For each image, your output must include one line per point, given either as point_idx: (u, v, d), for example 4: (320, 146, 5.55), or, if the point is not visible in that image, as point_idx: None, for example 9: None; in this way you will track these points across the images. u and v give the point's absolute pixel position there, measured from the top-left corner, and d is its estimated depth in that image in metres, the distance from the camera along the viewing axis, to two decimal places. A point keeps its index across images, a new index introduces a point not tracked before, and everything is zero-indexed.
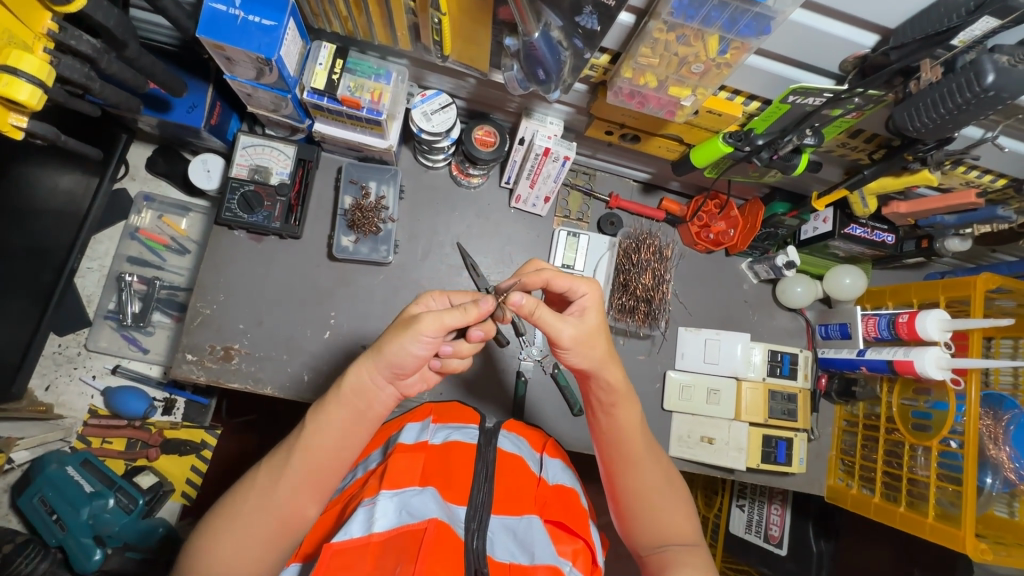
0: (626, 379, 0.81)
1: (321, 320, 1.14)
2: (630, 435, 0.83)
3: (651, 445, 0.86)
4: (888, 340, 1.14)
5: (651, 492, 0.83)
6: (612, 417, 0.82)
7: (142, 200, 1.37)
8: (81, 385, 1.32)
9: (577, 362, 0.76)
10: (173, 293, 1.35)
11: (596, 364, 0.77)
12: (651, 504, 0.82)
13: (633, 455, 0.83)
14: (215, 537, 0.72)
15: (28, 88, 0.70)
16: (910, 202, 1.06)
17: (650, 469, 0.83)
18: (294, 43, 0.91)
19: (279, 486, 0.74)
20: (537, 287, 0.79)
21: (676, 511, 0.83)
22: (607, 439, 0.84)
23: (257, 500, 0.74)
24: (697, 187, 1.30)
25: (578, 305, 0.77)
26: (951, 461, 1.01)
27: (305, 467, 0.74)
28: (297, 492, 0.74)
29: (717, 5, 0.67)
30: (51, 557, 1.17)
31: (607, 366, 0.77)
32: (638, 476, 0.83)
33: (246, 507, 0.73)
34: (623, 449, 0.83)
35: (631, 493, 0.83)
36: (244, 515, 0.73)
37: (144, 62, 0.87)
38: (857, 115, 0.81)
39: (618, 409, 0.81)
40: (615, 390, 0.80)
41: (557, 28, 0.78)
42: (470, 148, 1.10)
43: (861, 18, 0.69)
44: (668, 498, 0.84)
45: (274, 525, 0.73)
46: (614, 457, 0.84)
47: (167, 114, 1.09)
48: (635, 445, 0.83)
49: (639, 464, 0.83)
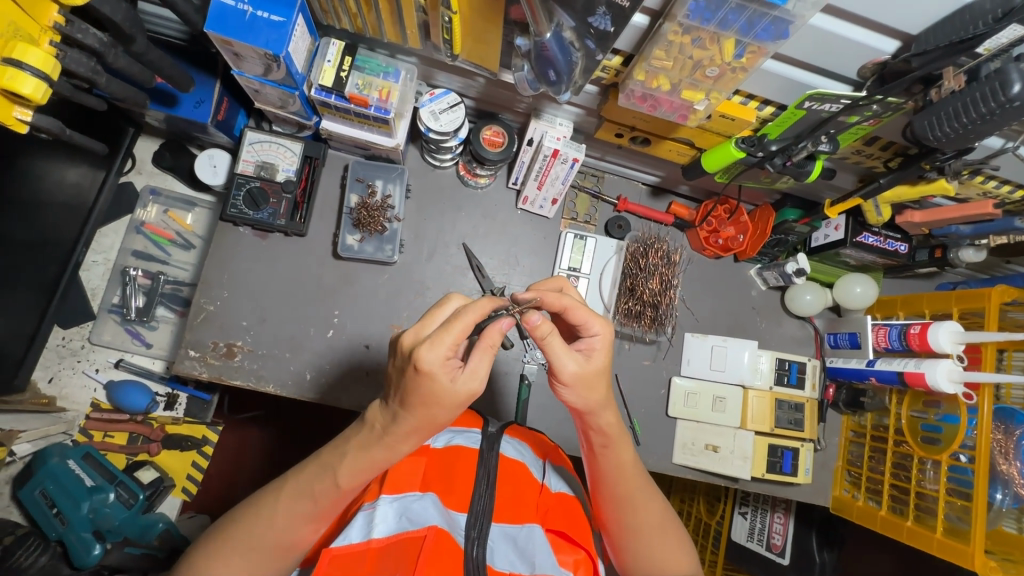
0: (620, 422, 0.78)
1: (324, 319, 1.13)
2: (624, 473, 0.81)
3: (647, 481, 0.83)
4: (898, 351, 1.12)
5: (646, 530, 0.80)
6: (604, 457, 0.80)
7: (148, 194, 1.37)
8: (84, 378, 1.33)
9: (575, 400, 0.74)
10: (176, 288, 1.35)
11: (595, 407, 0.74)
12: (647, 543, 0.80)
13: (627, 494, 0.80)
14: (222, 558, 0.70)
15: (32, 82, 0.69)
16: (926, 211, 1.03)
17: (643, 508, 0.81)
18: (302, 39, 0.90)
19: (292, 511, 0.72)
20: (553, 309, 0.75)
21: (673, 549, 0.80)
22: (600, 477, 0.81)
23: (268, 527, 0.71)
24: (707, 191, 1.29)
25: (587, 343, 0.74)
26: (960, 476, 1.00)
27: (322, 495, 0.72)
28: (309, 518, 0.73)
29: (734, 8, 0.66)
30: (51, 551, 1.14)
31: (605, 408, 0.75)
32: (632, 517, 0.80)
33: (256, 532, 0.71)
34: (617, 487, 0.81)
35: (625, 532, 0.81)
36: (253, 540, 0.71)
37: (152, 56, 0.86)
38: (875, 122, 0.79)
39: (610, 452, 0.79)
40: (610, 430, 0.77)
41: (569, 29, 0.76)
42: (478, 148, 1.08)
43: (883, 23, 0.68)
44: (664, 537, 0.80)
45: (279, 547, 0.72)
46: (609, 496, 0.81)
47: (174, 109, 1.09)
48: (628, 483, 0.81)
49: (631, 502, 0.81)
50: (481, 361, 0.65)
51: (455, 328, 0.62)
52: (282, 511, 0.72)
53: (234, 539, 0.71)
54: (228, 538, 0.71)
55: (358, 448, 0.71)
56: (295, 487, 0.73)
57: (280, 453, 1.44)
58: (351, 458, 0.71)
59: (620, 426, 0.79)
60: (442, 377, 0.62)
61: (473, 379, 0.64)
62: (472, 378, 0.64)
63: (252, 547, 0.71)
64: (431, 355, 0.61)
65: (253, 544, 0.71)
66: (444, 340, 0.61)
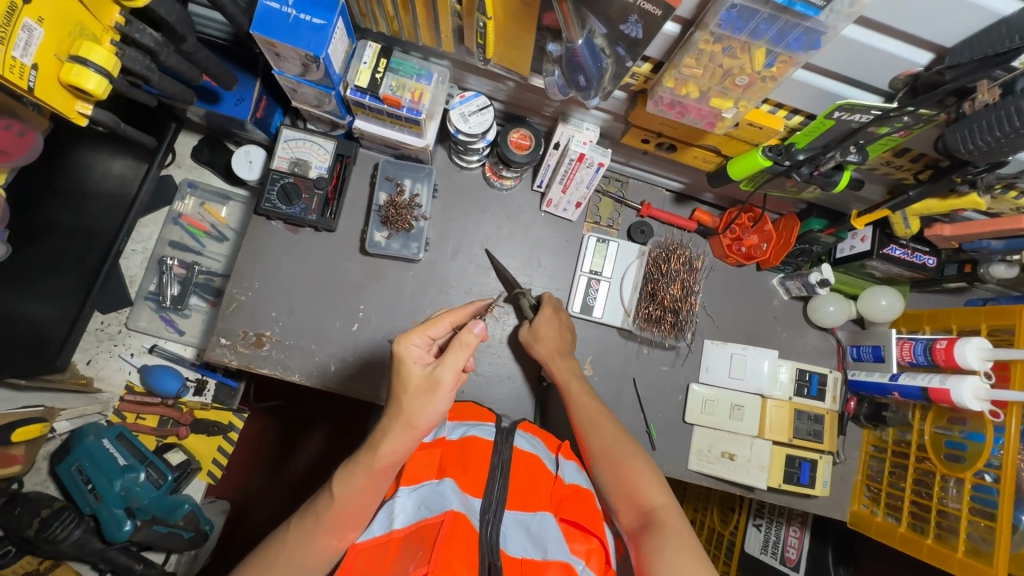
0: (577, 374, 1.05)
1: (350, 312, 1.16)
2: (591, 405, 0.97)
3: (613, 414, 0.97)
4: (923, 366, 1.11)
5: (608, 453, 0.89)
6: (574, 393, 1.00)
7: (187, 187, 1.43)
8: (120, 361, 1.38)
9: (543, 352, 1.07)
10: (210, 278, 1.40)
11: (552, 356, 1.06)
12: (619, 464, 0.87)
13: (597, 420, 0.94)
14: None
15: (96, 78, 0.74)
16: (956, 225, 1.02)
17: (606, 434, 0.92)
18: (341, 41, 0.93)
19: (311, 542, 0.74)
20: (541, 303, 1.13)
21: (644, 469, 0.86)
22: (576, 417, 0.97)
23: (289, 560, 0.73)
24: (731, 199, 1.29)
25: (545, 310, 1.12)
26: (985, 496, 0.98)
27: (334, 524, 0.74)
28: (327, 549, 0.74)
29: (766, 18, 0.66)
30: (84, 525, 1.20)
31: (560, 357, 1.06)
32: (600, 438, 0.91)
33: (278, 565, 0.73)
34: (582, 418, 0.96)
35: (602, 458, 0.89)
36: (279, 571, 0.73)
37: (200, 56, 0.90)
38: (905, 134, 0.79)
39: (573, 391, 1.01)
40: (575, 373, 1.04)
41: (601, 36, 0.78)
42: (505, 150, 1.10)
43: (915, 35, 0.68)
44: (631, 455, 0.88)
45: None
46: (585, 428, 0.94)
47: (216, 106, 1.13)
48: (589, 412, 0.96)
49: (597, 429, 0.93)
50: (451, 351, 0.75)
51: (427, 328, 0.79)
52: (300, 542, 0.74)
53: (260, 570, 0.73)
54: (254, 570, 0.74)
55: (361, 476, 0.74)
56: (310, 518, 0.75)
57: (300, 443, 1.50)
58: (357, 485, 0.74)
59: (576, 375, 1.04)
60: (414, 366, 0.75)
61: (442, 365, 0.75)
62: (441, 364, 0.75)
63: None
64: (408, 349, 0.76)
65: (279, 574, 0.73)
66: (416, 335, 0.77)
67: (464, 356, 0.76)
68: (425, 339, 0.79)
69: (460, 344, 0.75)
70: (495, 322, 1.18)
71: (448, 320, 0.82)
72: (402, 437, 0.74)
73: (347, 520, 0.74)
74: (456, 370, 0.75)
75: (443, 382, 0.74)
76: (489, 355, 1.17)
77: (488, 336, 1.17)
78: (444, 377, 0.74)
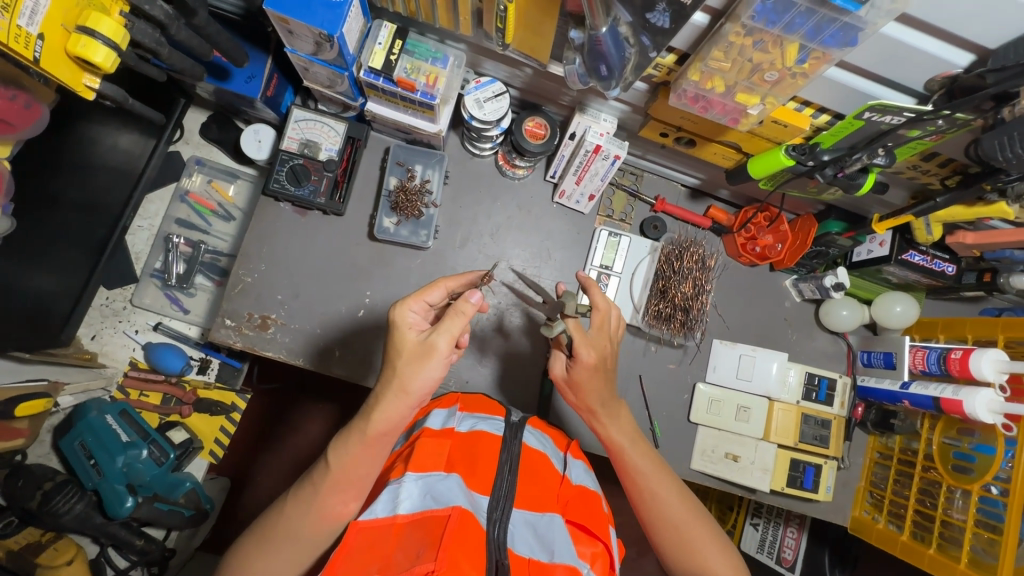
0: (636, 427, 0.94)
1: (356, 298, 1.15)
2: (656, 484, 0.88)
3: (679, 485, 0.90)
4: (935, 375, 1.09)
5: (681, 527, 0.86)
6: (632, 465, 0.89)
7: (194, 164, 1.41)
8: (125, 337, 1.38)
9: (594, 400, 0.89)
10: (216, 258, 1.39)
11: (606, 406, 0.90)
12: (687, 541, 0.86)
13: (663, 501, 0.87)
14: (256, 559, 0.76)
15: (103, 51, 0.74)
16: (979, 233, 1.01)
17: (675, 505, 0.87)
18: (356, 21, 0.91)
19: (304, 515, 0.75)
20: (600, 306, 0.87)
21: (717, 553, 0.85)
22: (637, 493, 0.89)
23: (288, 531, 0.76)
24: (748, 197, 1.27)
25: (598, 322, 0.87)
26: (991, 508, 0.97)
27: (330, 495, 0.76)
28: (328, 520, 0.76)
29: (803, 11, 0.64)
30: (86, 499, 1.22)
31: (611, 407, 0.91)
32: (668, 522, 0.87)
33: (277, 538, 0.76)
34: (646, 482, 0.88)
35: (673, 542, 0.87)
36: (280, 543, 0.76)
37: (211, 31, 0.88)
38: (937, 138, 0.77)
39: (634, 454, 0.90)
40: (629, 435, 0.92)
41: (625, 24, 0.75)
42: (520, 139, 1.08)
43: (956, 35, 0.65)
44: (703, 536, 0.86)
45: (302, 548, 0.77)
46: (645, 501, 0.88)
47: (226, 83, 1.11)
48: (655, 480, 0.89)
49: (660, 501, 0.87)
50: (447, 318, 0.73)
51: (425, 294, 0.79)
52: (297, 516, 0.76)
53: (261, 541, 0.76)
54: (256, 541, 0.77)
55: (355, 445, 0.74)
56: (307, 491, 0.76)
57: (301, 423, 1.49)
58: (352, 454, 0.74)
59: (634, 430, 0.93)
60: (409, 331, 0.74)
61: (437, 331, 0.73)
62: (435, 330, 0.73)
63: (277, 550, 0.76)
64: (403, 314, 0.75)
65: (279, 545, 0.76)
66: (413, 301, 0.77)
67: (461, 325, 0.74)
68: (422, 305, 0.78)
69: (456, 309, 0.73)
70: (503, 314, 1.17)
71: (445, 286, 0.81)
72: (394, 405, 0.72)
73: (347, 489, 0.76)
74: (451, 337, 0.72)
75: (436, 347, 0.72)
76: (496, 347, 1.16)
77: (495, 327, 1.16)
78: (439, 344, 0.72)
